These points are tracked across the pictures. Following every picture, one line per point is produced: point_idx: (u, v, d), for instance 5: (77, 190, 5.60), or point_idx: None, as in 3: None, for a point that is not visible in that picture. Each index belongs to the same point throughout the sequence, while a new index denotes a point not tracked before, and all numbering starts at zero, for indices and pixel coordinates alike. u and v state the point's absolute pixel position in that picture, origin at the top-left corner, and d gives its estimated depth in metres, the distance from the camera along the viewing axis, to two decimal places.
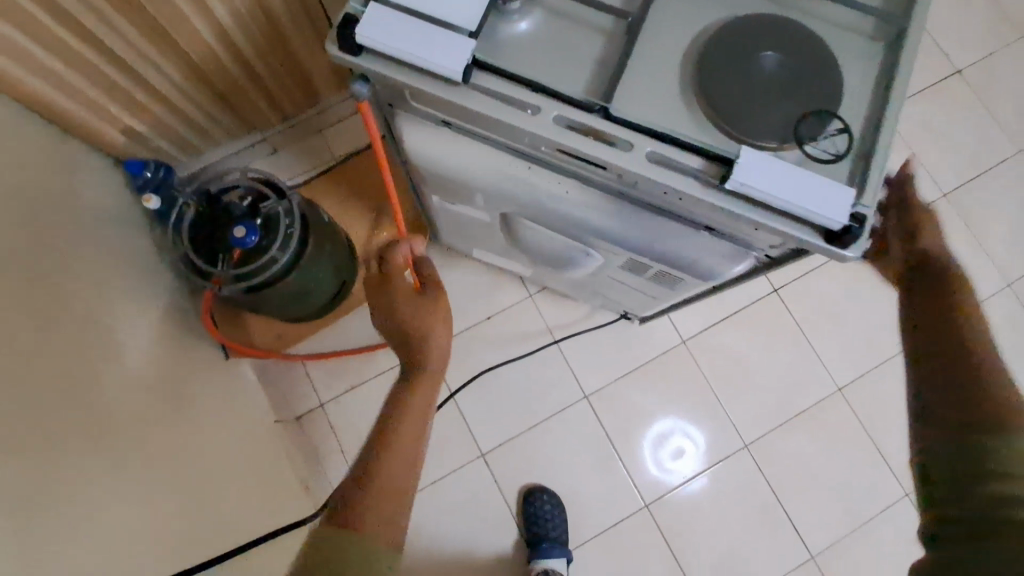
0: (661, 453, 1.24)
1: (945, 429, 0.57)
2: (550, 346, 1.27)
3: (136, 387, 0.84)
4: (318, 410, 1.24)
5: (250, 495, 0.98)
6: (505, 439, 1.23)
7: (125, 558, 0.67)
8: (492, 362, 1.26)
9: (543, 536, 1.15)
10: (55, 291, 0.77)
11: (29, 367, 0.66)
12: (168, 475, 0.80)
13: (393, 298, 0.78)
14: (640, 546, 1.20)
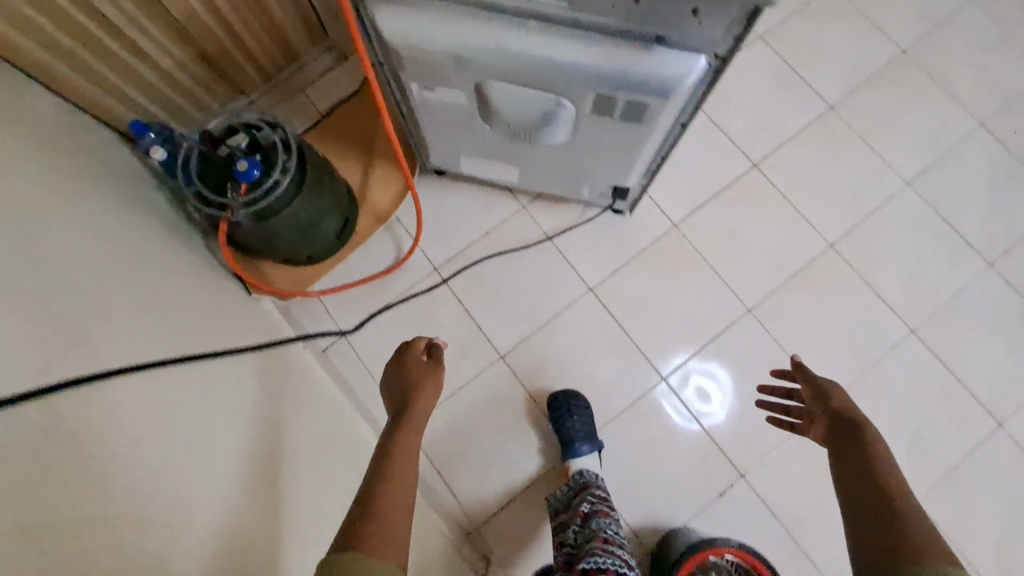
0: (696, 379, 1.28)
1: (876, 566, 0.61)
2: (544, 243, 1.34)
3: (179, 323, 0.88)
4: (342, 339, 1.32)
5: (306, 427, 1.02)
6: (521, 338, 1.29)
7: (197, 454, 0.70)
8: (499, 272, 1.33)
9: (570, 437, 1.18)
10: (97, 231, 0.81)
11: (76, 279, 0.69)
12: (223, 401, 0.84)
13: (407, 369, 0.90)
14: (664, 417, 1.26)
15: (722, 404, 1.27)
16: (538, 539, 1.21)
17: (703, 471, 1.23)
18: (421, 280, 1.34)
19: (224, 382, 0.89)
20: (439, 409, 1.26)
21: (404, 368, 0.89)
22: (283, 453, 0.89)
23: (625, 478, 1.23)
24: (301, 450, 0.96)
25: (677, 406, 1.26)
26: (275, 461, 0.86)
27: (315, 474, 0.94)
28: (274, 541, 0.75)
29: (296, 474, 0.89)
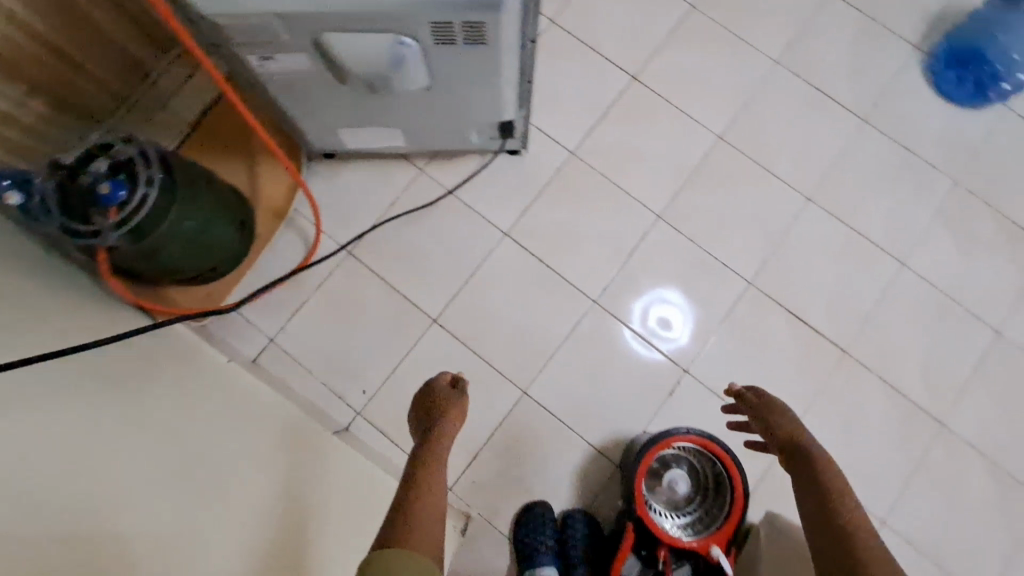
0: (661, 311, 1.31)
1: None
2: (450, 200, 1.33)
3: (177, 386, 0.95)
4: (271, 345, 1.25)
5: (323, 445, 1.08)
6: (450, 297, 1.28)
7: (202, 512, 0.79)
8: (413, 238, 1.31)
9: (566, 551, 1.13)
10: (62, 328, 0.88)
11: (68, 375, 0.79)
12: (233, 451, 0.92)
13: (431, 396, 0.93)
14: (604, 337, 1.28)
15: (682, 337, 1.30)
16: (514, 483, 1.21)
17: (650, 377, 1.27)
18: (337, 266, 1.30)
19: (235, 428, 0.96)
20: (385, 385, 1.24)
21: (429, 399, 0.93)
22: (305, 491, 0.96)
23: (581, 403, 1.25)
24: (324, 468, 1.03)
25: (642, 339, 1.29)
26: (296, 490, 0.95)
27: (340, 487, 1.02)
28: (295, 561, 0.85)
29: (322, 495, 0.97)
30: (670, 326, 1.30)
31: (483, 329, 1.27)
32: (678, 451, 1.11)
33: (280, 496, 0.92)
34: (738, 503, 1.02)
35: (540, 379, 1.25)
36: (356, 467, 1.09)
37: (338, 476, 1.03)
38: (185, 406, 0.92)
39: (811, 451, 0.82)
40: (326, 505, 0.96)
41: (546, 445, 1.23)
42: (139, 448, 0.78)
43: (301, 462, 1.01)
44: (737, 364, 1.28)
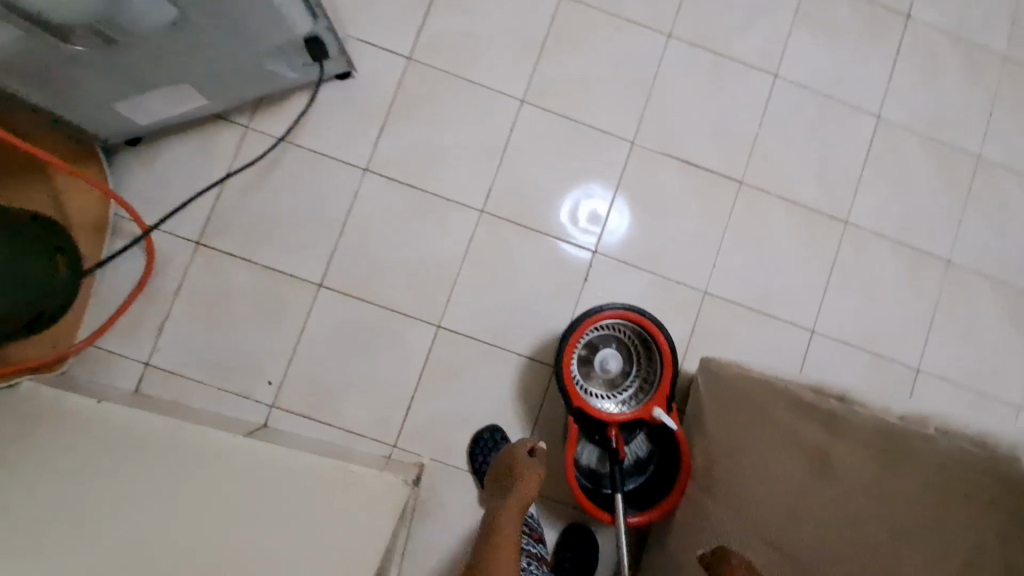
0: (595, 204, 1.23)
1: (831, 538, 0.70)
2: (291, 150, 1.17)
3: (184, 458, 0.93)
4: (148, 369, 1.12)
5: (360, 482, 1.01)
6: (328, 255, 1.15)
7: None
8: (263, 204, 1.16)
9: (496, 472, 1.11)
10: (33, 449, 0.86)
11: (62, 491, 0.81)
12: (251, 511, 0.87)
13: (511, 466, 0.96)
14: (503, 244, 1.20)
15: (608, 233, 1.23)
16: (458, 417, 1.16)
17: (560, 270, 1.21)
18: (189, 260, 1.14)
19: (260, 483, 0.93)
20: (289, 368, 1.13)
21: (508, 465, 0.96)
22: (349, 525, 0.92)
23: (500, 318, 1.18)
24: (362, 503, 0.97)
25: (581, 241, 1.22)
26: (334, 528, 0.90)
27: (379, 514, 0.97)
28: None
29: (367, 528, 0.93)
30: (601, 219, 1.23)
31: (374, 277, 1.16)
32: (598, 330, 1.06)
33: (316, 539, 0.87)
34: (667, 357, 1.00)
35: (450, 308, 1.17)
36: (393, 491, 1.04)
37: (378, 506, 0.98)
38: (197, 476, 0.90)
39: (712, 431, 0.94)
40: (369, 532, 0.92)
41: (477, 370, 1.17)
42: (142, 533, 0.79)
43: (342, 488, 0.98)
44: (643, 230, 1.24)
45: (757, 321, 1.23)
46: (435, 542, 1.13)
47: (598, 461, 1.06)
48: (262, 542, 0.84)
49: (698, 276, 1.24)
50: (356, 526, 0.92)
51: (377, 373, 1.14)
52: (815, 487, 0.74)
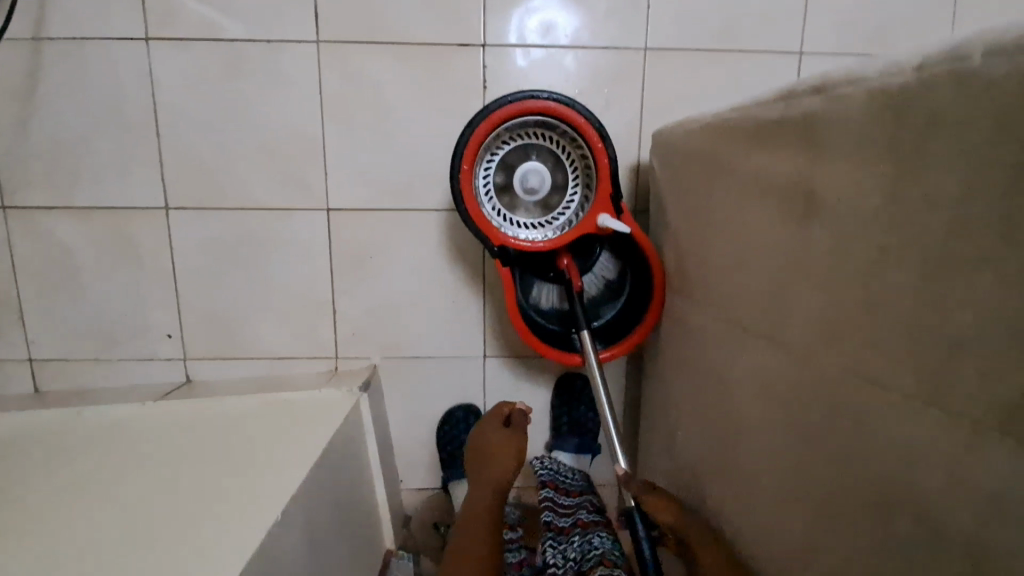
0: (548, 28, 0.90)
1: (832, 334, 0.38)
2: (45, 45, 0.86)
3: (78, 451, 0.81)
4: (35, 364, 0.97)
5: (289, 417, 0.87)
6: (156, 168, 0.90)
7: (103, 538, 0.64)
8: (49, 130, 0.88)
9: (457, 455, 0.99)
10: None
11: None
12: (151, 475, 0.75)
13: (483, 440, 0.79)
14: (365, 78, 0.90)
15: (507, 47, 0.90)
16: (393, 305, 0.97)
17: (451, 86, 0.91)
18: (6, 231, 0.91)
19: (164, 450, 0.80)
20: (182, 313, 0.95)
21: (477, 444, 0.79)
22: (274, 453, 0.78)
23: (397, 173, 0.93)
24: (292, 432, 0.83)
25: (473, 31, 0.89)
26: (256, 461, 0.77)
27: (314, 431, 0.83)
28: (259, 506, 0.67)
29: (298, 447, 0.79)
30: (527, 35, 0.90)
31: (224, 175, 0.91)
32: (508, 143, 0.79)
33: (231, 474, 0.74)
34: (597, 146, 0.73)
35: (332, 182, 0.92)
36: (332, 408, 0.89)
37: (313, 426, 0.84)
38: (89, 463, 0.78)
39: (687, 223, 0.65)
40: (297, 452, 0.78)
41: (394, 244, 0.95)
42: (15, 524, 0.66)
43: (266, 429, 0.84)
44: (562, 27, 0.90)
45: (724, 63, 0.92)
46: (420, 435, 1.03)
47: (561, 299, 0.86)
48: (135, 510, 0.68)
49: (632, 29, 0.91)
50: (283, 452, 0.78)
51: (279, 287, 0.95)
52: (801, 238, 0.41)
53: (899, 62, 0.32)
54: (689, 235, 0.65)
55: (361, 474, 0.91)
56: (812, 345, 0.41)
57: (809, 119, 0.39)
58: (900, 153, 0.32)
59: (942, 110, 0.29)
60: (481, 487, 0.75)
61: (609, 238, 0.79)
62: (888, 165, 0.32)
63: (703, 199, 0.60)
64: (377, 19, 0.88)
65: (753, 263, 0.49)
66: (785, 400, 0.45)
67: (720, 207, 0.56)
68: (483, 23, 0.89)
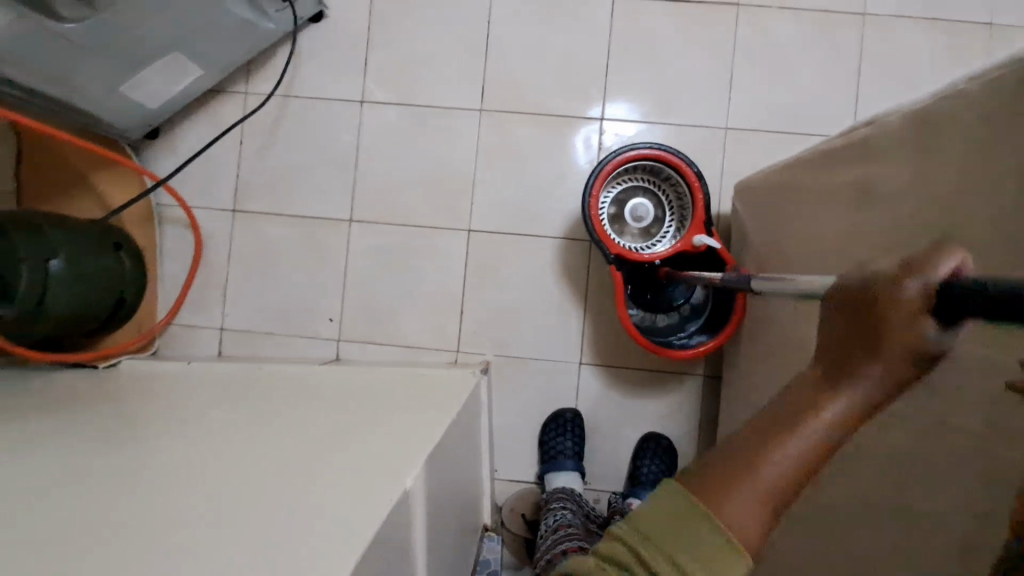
0: (628, 126, 1.19)
1: None
2: (291, 102, 1.22)
3: (267, 392, 1.03)
4: (224, 333, 1.23)
5: (424, 386, 1.07)
6: (350, 192, 1.21)
7: (309, 444, 0.84)
8: (280, 160, 1.22)
9: (559, 457, 1.12)
10: (143, 402, 0.98)
11: (171, 418, 0.92)
12: (328, 411, 0.95)
13: (877, 287, 0.37)
14: (509, 138, 1.20)
15: (597, 136, 1.19)
16: (509, 311, 1.19)
17: (574, 147, 1.19)
18: (230, 228, 1.22)
19: (334, 398, 1.01)
20: (343, 304, 1.21)
21: (869, 311, 0.37)
22: (423, 408, 0.98)
23: (525, 208, 1.19)
24: (430, 397, 1.03)
25: (592, 110, 1.20)
26: (407, 411, 0.96)
27: (449, 398, 1.02)
28: (421, 438, 0.86)
29: (439, 407, 0.98)
30: (612, 131, 1.19)
31: (395, 201, 1.21)
32: (620, 185, 1.04)
33: (391, 416, 0.94)
34: (694, 184, 0.95)
35: (474, 211, 1.20)
36: (459, 385, 1.08)
37: (449, 394, 1.04)
38: (280, 400, 1.00)
39: (765, 243, 0.87)
40: (436, 409, 0.97)
41: (515, 263, 1.19)
42: (240, 430, 0.88)
43: (408, 392, 1.04)
44: (660, 111, 1.19)
45: (788, 143, 1.17)
46: (517, 428, 1.19)
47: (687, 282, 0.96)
48: (326, 430, 0.88)
49: (717, 113, 1.18)
50: (428, 408, 0.98)
51: (423, 288, 1.20)
52: (862, 221, 0.61)
53: (918, 100, 0.55)
54: (767, 251, 0.86)
55: (473, 447, 1.07)
56: None
57: (864, 142, 0.62)
58: (923, 147, 0.53)
59: (945, 117, 0.50)
60: (849, 395, 0.38)
61: (699, 256, 0.99)
62: (914, 158, 0.54)
63: (781, 220, 0.82)
64: (524, 98, 1.20)
65: (823, 252, 0.69)
66: None
67: (793, 224, 0.77)
68: (601, 105, 1.19)
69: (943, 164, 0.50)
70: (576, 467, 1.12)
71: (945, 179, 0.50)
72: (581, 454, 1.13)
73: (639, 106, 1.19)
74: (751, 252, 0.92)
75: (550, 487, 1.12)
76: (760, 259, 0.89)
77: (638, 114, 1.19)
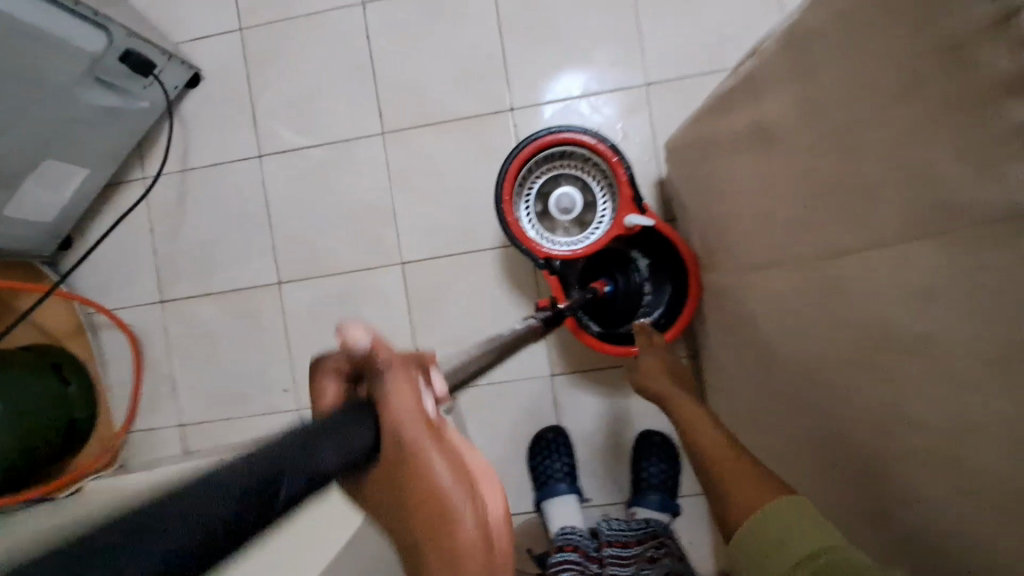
0: (540, 107, 1.08)
1: (810, 241, 0.48)
2: (190, 175, 1.15)
3: None
4: (183, 428, 1.17)
5: None
6: (272, 253, 1.14)
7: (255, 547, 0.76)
8: (193, 237, 1.15)
9: (551, 483, 1.03)
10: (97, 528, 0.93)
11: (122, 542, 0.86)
12: None
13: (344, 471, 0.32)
14: (420, 155, 1.10)
15: (511, 127, 1.09)
16: (463, 338, 1.10)
17: (490, 145, 1.09)
18: (163, 320, 1.17)
19: None
20: (293, 370, 1.14)
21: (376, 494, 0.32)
22: None
23: (454, 224, 1.10)
24: None
25: (499, 100, 1.09)
26: None
27: None
28: None
29: None
30: (525, 118, 1.08)
31: (318, 251, 1.13)
32: (540, 176, 0.93)
33: None
34: (613, 160, 0.84)
35: (403, 240, 1.11)
36: None
37: None
38: None
39: (700, 210, 0.77)
40: None
41: (458, 285, 1.10)
42: None
43: None
44: (572, 82, 1.07)
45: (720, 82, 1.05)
46: (502, 459, 1.10)
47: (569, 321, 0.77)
48: None
49: (632, 70, 1.06)
50: None
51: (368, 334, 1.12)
52: (779, 171, 0.51)
53: (808, 13, 0.44)
54: (704, 221, 0.76)
55: None
56: (804, 256, 0.50)
57: (769, 72, 0.51)
58: (822, 75, 0.43)
59: (838, 33, 0.40)
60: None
61: (641, 234, 0.89)
62: (814, 88, 0.44)
63: (706, 179, 0.71)
64: (424, 107, 1.10)
65: (751, 211, 0.59)
66: (796, 313, 0.54)
67: (718, 181, 0.67)
68: (508, 93, 1.09)
69: (844, 90, 0.41)
70: (570, 490, 1.03)
71: (849, 112, 0.40)
72: (573, 473, 1.04)
73: (549, 84, 1.08)
74: (692, 219, 0.82)
75: (550, 515, 1.02)
76: (702, 227, 0.78)
77: (548, 92, 1.08)
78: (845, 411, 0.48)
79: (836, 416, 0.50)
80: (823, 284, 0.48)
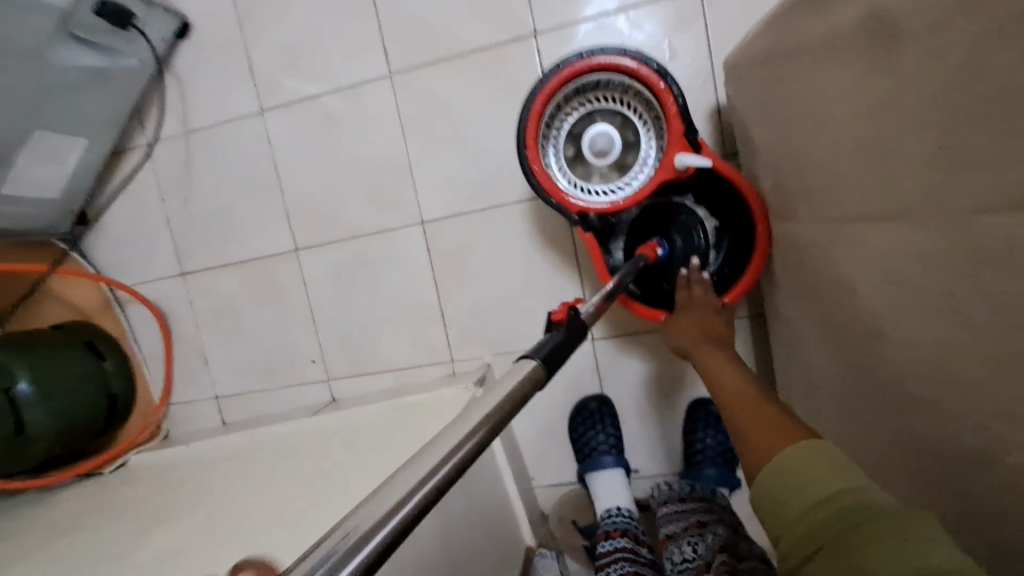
0: (569, 29, 0.91)
1: (957, 186, 0.35)
2: (193, 138, 1.07)
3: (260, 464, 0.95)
4: (218, 400, 1.17)
5: (415, 418, 0.93)
6: (284, 218, 1.06)
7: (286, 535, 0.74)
8: (205, 206, 1.09)
9: (595, 457, 0.95)
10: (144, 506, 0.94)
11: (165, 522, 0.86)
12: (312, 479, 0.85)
13: None
14: (432, 98, 0.97)
15: (535, 56, 0.93)
16: (493, 303, 1.00)
17: (511, 81, 0.94)
18: (186, 293, 1.13)
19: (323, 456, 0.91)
20: (319, 341, 1.09)
21: None
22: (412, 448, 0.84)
23: (476, 176, 0.98)
24: (422, 430, 0.88)
25: (520, 24, 0.92)
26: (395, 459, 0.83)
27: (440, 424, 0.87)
28: None
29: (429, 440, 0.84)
30: (551, 43, 0.92)
31: (332, 214, 1.04)
32: (572, 114, 0.78)
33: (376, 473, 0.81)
34: (659, 87, 0.69)
35: (422, 197, 1.00)
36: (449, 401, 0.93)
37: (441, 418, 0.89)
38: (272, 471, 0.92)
39: (774, 142, 0.61)
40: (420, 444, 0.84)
41: (484, 244, 0.99)
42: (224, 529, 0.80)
43: (398, 429, 0.91)
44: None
45: None
46: (542, 429, 1.02)
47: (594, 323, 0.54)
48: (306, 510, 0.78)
49: None
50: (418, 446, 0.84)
51: (392, 302, 1.04)
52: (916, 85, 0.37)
53: None
54: (780, 157, 0.61)
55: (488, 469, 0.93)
56: (947, 205, 0.36)
57: None
58: None
59: None
60: None
61: (695, 176, 0.74)
62: None
63: (785, 104, 0.56)
64: (434, 41, 0.95)
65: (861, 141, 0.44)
66: (922, 280, 0.40)
67: (807, 107, 0.52)
68: (529, 14, 0.92)
69: None
70: (617, 463, 0.94)
71: None
72: (620, 443, 0.96)
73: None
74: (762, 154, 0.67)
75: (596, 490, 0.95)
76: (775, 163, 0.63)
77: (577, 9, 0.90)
78: (993, 421, 0.35)
79: (978, 424, 0.37)
80: (974, 247, 0.34)
